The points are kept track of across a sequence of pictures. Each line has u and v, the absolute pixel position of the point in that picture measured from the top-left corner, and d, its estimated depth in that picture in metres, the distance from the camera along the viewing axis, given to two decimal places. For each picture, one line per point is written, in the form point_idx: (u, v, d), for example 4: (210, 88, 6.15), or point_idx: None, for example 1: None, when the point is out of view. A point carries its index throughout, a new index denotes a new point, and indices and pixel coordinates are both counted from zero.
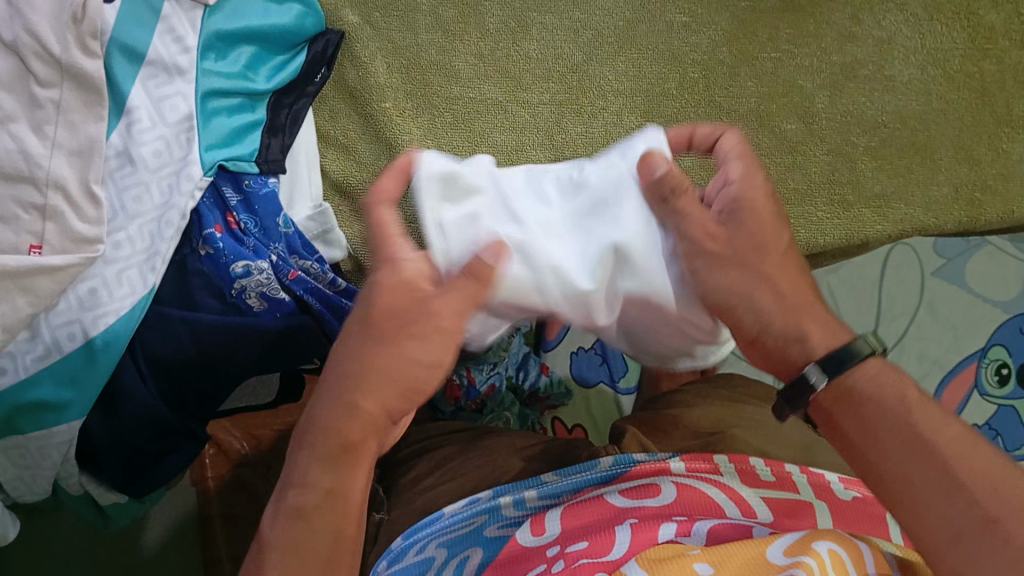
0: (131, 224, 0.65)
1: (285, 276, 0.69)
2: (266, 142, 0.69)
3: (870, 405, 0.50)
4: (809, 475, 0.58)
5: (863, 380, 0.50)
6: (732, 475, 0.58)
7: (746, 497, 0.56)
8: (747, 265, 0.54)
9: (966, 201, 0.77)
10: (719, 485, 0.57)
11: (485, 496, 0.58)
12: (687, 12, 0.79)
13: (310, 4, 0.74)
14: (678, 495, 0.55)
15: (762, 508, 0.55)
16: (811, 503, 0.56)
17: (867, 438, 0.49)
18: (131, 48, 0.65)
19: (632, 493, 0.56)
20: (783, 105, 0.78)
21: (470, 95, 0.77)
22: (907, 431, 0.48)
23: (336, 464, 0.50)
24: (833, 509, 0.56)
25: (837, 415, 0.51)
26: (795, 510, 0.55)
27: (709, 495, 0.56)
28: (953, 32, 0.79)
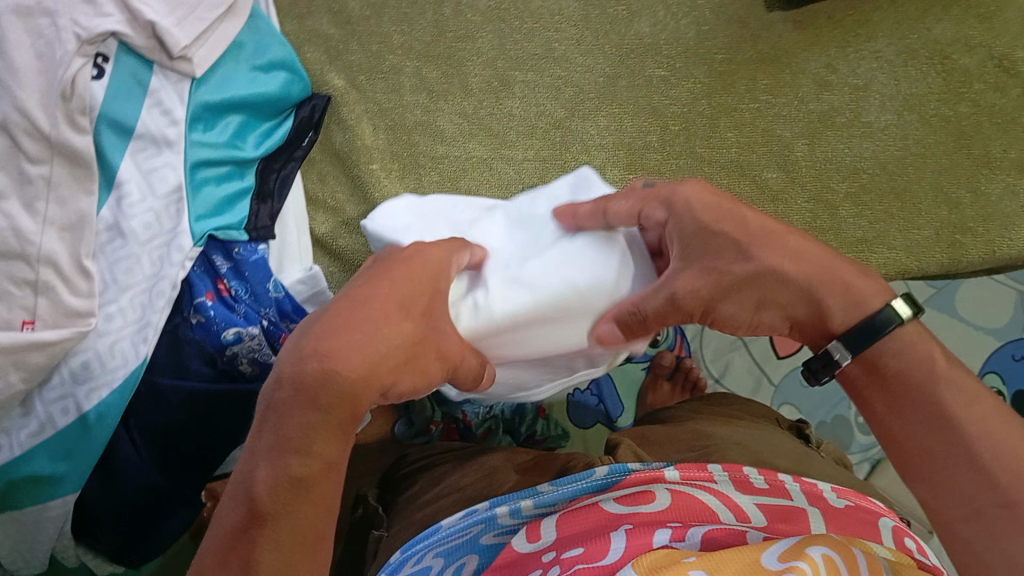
0: (123, 296, 0.65)
1: (278, 341, 0.70)
2: (254, 209, 0.71)
3: (897, 375, 0.51)
4: (802, 483, 0.59)
5: (890, 355, 0.52)
6: (726, 482, 0.59)
7: (739, 504, 0.57)
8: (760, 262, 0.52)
9: (947, 243, 0.79)
10: (715, 491, 0.58)
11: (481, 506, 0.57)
12: (665, 66, 0.80)
13: (296, 71, 0.75)
14: (673, 501, 0.57)
15: (755, 512, 0.56)
16: (804, 511, 0.57)
17: (888, 406, 0.51)
18: (120, 123, 0.65)
19: (625, 500, 0.56)
20: (763, 154, 0.79)
21: (455, 150, 0.78)
22: (933, 408, 0.49)
23: (335, 426, 0.41)
24: (826, 514, 0.57)
25: (861, 391, 0.53)
26: (791, 514, 0.56)
27: (705, 500, 0.57)
28: (927, 78, 0.81)
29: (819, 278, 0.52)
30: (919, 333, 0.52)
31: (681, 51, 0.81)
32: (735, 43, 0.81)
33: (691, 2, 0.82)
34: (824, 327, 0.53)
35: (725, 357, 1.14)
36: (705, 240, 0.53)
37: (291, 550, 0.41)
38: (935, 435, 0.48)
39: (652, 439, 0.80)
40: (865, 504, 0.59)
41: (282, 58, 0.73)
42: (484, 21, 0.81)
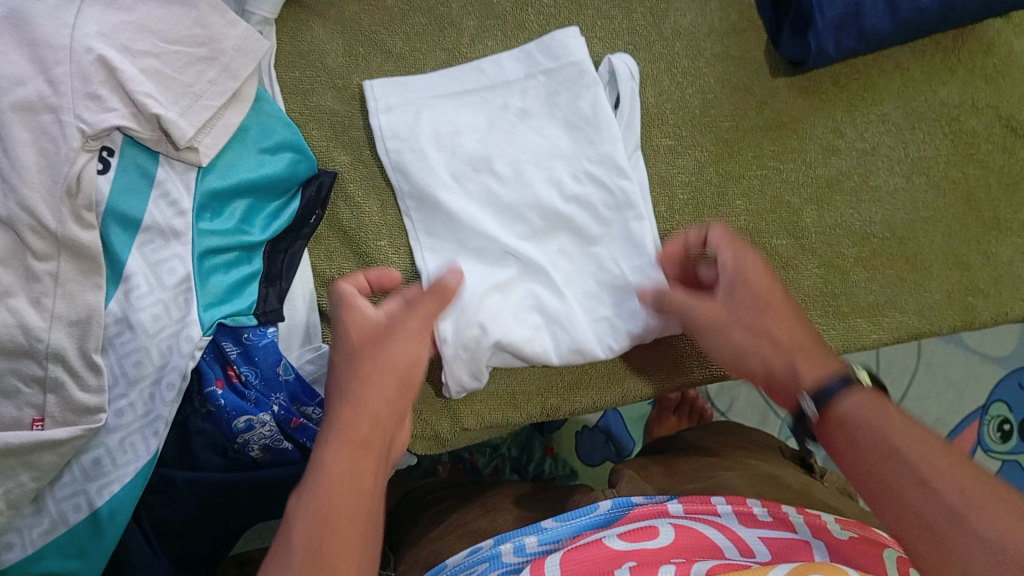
0: (132, 390, 0.65)
1: (288, 426, 0.70)
2: (262, 294, 0.69)
3: (863, 423, 0.50)
4: (804, 516, 0.61)
5: (852, 405, 0.52)
6: (730, 515, 0.61)
7: (743, 538, 0.57)
8: (751, 325, 0.60)
9: (959, 306, 0.79)
10: (718, 526, 0.59)
11: (487, 546, 0.62)
12: (671, 136, 0.80)
13: (303, 150, 0.73)
14: (676, 536, 0.56)
15: (760, 548, 0.56)
16: (806, 542, 0.57)
17: (851, 453, 0.50)
18: (127, 217, 0.64)
19: (628, 536, 0.56)
20: (771, 222, 0.79)
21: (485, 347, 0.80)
22: (882, 446, 0.48)
23: (352, 448, 0.51)
24: (828, 546, 0.58)
25: (830, 434, 0.53)
26: (793, 545, 0.56)
27: (709, 534, 0.57)
28: (936, 140, 0.81)
29: (790, 351, 0.59)
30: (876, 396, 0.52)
31: (688, 120, 0.80)
32: (742, 110, 0.80)
33: (696, 70, 0.81)
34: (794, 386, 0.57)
35: (730, 392, 1.14)
36: (740, 285, 0.62)
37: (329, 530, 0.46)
38: (910, 492, 0.45)
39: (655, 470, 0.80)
40: (868, 535, 0.61)
41: (289, 139, 0.73)
42: None
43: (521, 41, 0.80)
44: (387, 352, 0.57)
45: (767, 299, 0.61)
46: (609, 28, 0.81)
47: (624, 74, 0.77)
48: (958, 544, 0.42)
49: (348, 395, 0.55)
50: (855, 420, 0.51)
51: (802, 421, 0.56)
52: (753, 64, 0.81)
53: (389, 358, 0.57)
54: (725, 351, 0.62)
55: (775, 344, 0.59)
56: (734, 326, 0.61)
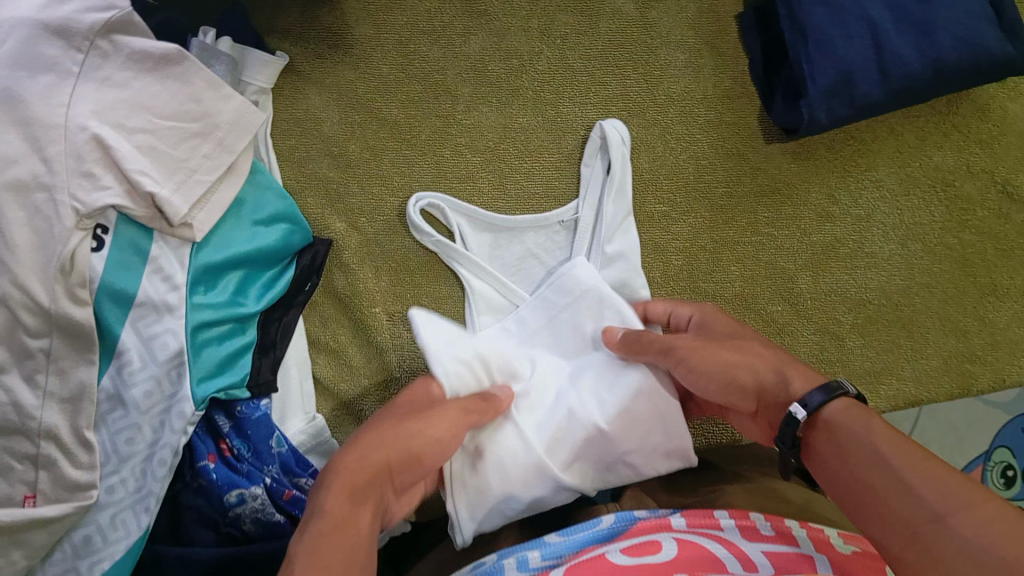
0: (123, 466, 0.65)
1: (278, 498, 0.68)
2: (256, 365, 0.70)
3: (844, 434, 0.48)
4: (808, 530, 0.53)
5: (839, 414, 0.49)
6: (733, 530, 0.54)
7: (748, 553, 0.50)
8: (738, 346, 0.58)
9: (957, 372, 0.78)
10: (721, 540, 0.52)
11: (490, 561, 0.55)
12: (665, 202, 0.80)
13: (298, 221, 0.75)
14: (679, 550, 0.50)
15: (763, 561, 0.49)
16: (810, 556, 0.49)
17: (843, 467, 0.47)
18: (120, 292, 0.64)
19: (633, 551, 0.51)
20: (766, 288, 0.78)
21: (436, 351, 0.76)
22: (869, 452, 0.46)
23: (353, 494, 0.48)
24: (833, 560, 0.49)
25: (823, 450, 0.49)
26: (797, 559, 0.49)
27: (711, 548, 0.50)
28: (930, 207, 0.81)
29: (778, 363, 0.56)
30: (856, 409, 0.49)
31: (681, 186, 0.80)
32: (735, 176, 0.80)
33: (689, 136, 0.81)
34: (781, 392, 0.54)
35: None
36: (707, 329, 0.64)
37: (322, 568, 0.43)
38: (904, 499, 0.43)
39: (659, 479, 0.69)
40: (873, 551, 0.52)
41: (281, 211, 0.73)
42: (483, 160, 0.80)
43: (516, 107, 0.81)
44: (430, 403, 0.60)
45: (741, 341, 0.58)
46: (603, 93, 0.81)
47: (616, 141, 0.77)
48: (939, 542, 0.40)
49: (358, 445, 0.52)
50: (844, 435, 0.48)
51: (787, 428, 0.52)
52: (746, 130, 0.81)
53: (423, 431, 0.54)
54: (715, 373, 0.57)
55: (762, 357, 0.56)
56: (717, 346, 0.58)
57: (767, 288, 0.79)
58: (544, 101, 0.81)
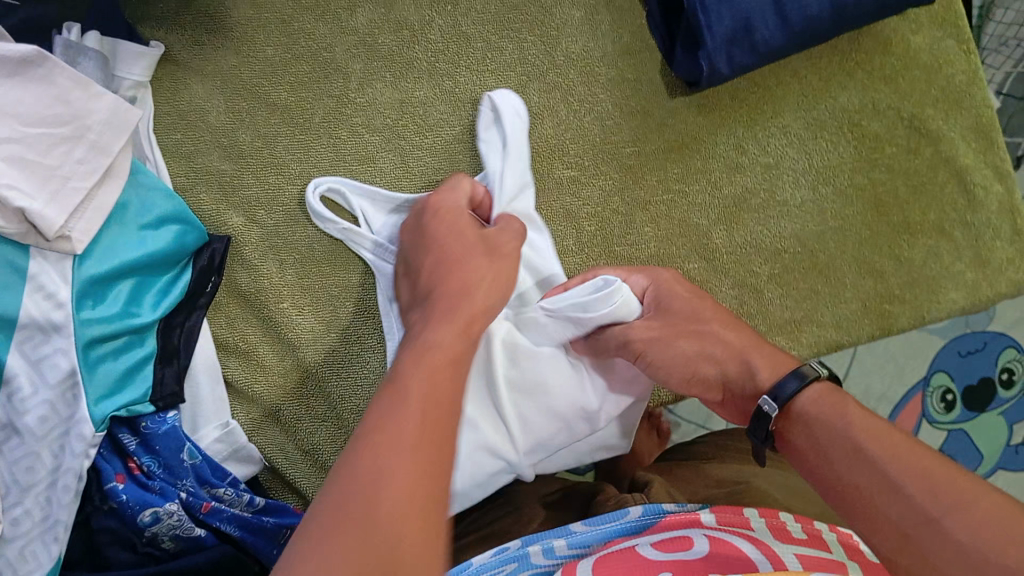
0: (26, 497, 0.62)
1: (198, 511, 0.66)
2: (159, 376, 0.67)
3: (818, 424, 0.52)
4: (838, 534, 0.56)
5: (806, 401, 0.53)
6: (763, 530, 0.55)
7: (777, 552, 0.50)
8: (702, 333, 0.61)
9: (876, 314, 0.78)
10: (753, 539, 0.52)
11: (513, 546, 0.59)
12: (574, 165, 0.78)
13: (188, 220, 0.71)
14: (710, 546, 0.51)
15: (792, 560, 0.49)
16: (842, 562, 0.50)
17: (817, 453, 0.51)
18: (2, 317, 0.61)
19: (660, 547, 0.52)
20: (682, 245, 0.77)
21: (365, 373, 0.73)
22: (847, 444, 0.49)
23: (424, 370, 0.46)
24: (863, 568, 0.51)
25: (790, 436, 0.54)
26: (832, 563, 0.49)
27: (743, 547, 0.51)
28: (840, 148, 0.80)
29: (747, 349, 0.59)
30: (828, 389, 0.53)
31: (589, 148, 0.78)
32: (642, 134, 0.78)
33: (593, 97, 0.79)
34: (749, 384, 0.58)
35: None
36: (662, 307, 0.65)
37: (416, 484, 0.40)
38: (887, 495, 0.46)
39: (684, 477, 0.74)
40: None
41: (171, 212, 0.70)
42: (381, 139, 0.77)
43: (411, 81, 0.78)
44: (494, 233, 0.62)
45: (701, 326, 0.62)
46: (500, 59, 0.78)
47: (509, 109, 0.75)
48: (929, 544, 0.43)
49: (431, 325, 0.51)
50: (816, 418, 0.52)
51: (759, 421, 0.55)
52: (650, 86, 0.79)
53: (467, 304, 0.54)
54: (675, 366, 0.62)
55: (725, 346, 0.60)
56: (678, 335, 0.62)
57: (683, 244, 0.77)
58: (439, 71, 0.78)
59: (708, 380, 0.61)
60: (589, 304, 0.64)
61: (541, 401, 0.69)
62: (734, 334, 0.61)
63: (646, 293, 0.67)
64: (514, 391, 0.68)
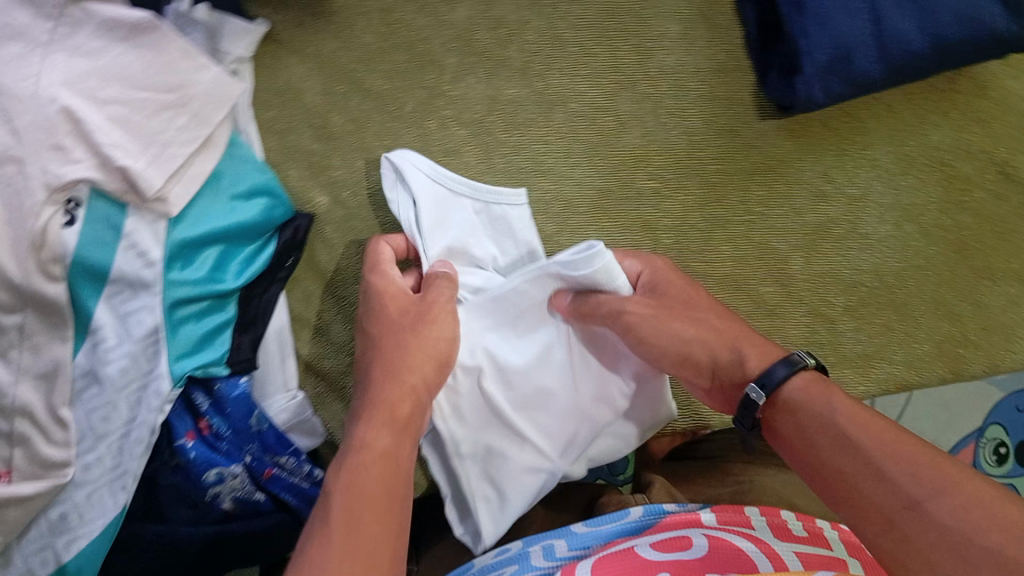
0: (100, 444, 0.64)
1: (261, 476, 0.69)
2: (236, 342, 0.69)
3: (805, 415, 0.51)
4: (837, 532, 0.57)
5: (793, 390, 0.53)
6: (764, 528, 0.55)
7: (776, 550, 0.51)
8: (691, 317, 0.62)
9: (949, 357, 0.77)
10: (752, 539, 0.53)
11: (515, 546, 0.60)
12: (656, 177, 0.78)
13: (278, 194, 0.72)
14: (709, 545, 0.51)
15: (793, 560, 0.50)
16: (843, 560, 0.51)
17: (804, 444, 0.50)
18: (95, 269, 0.63)
19: (660, 547, 0.52)
20: (758, 268, 0.77)
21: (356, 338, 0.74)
22: (832, 431, 0.49)
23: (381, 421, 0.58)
24: (864, 566, 0.53)
25: (777, 424, 0.53)
26: (831, 561, 0.50)
27: (741, 544, 0.51)
28: (927, 187, 0.79)
29: (735, 337, 0.59)
30: (812, 379, 0.53)
31: (673, 162, 0.78)
32: (728, 153, 0.78)
33: (682, 111, 0.79)
34: (737, 373, 0.57)
35: None
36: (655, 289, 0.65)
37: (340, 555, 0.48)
38: (872, 488, 0.45)
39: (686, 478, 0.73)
40: None
41: (262, 184, 0.71)
42: (468, 133, 0.78)
43: (503, 79, 0.78)
44: (422, 334, 0.63)
45: (697, 311, 0.62)
46: (593, 65, 0.79)
47: (412, 166, 0.71)
48: (915, 527, 0.42)
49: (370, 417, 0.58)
50: (801, 408, 0.51)
51: (747, 411, 0.55)
52: (741, 105, 0.79)
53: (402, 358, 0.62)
54: (670, 348, 0.60)
55: (718, 334, 0.60)
56: (671, 318, 0.62)
57: (758, 266, 0.77)
58: (532, 72, 0.79)
59: (698, 364, 0.60)
60: (571, 264, 0.63)
61: (533, 404, 0.67)
62: (724, 322, 0.62)
63: (642, 278, 0.67)
64: (517, 407, 0.67)
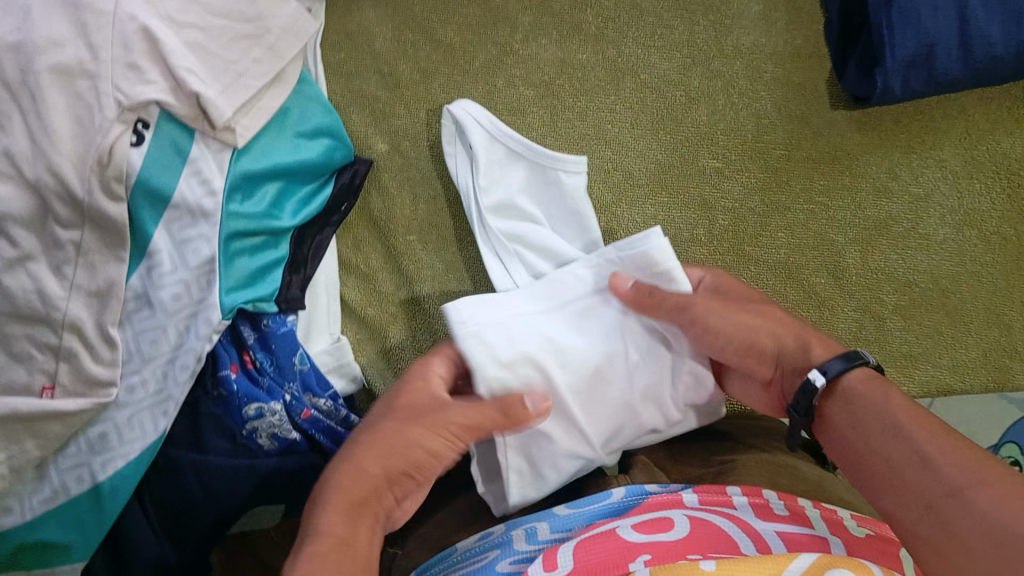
0: (145, 368, 0.64)
1: (297, 415, 0.68)
2: (286, 280, 0.69)
3: (860, 402, 0.50)
4: (821, 511, 0.52)
5: (854, 381, 0.51)
6: (745, 509, 0.52)
7: (759, 531, 0.49)
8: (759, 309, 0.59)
9: (996, 366, 0.76)
10: (732, 518, 0.51)
11: (497, 531, 0.55)
12: (719, 157, 0.77)
13: (340, 137, 0.72)
14: (691, 529, 0.49)
15: (776, 540, 0.48)
16: (824, 539, 0.48)
17: (857, 434, 0.49)
18: (156, 193, 0.63)
19: (643, 528, 0.49)
20: (812, 259, 0.76)
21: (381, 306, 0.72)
22: (886, 421, 0.47)
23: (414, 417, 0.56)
24: (850, 544, 0.49)
25: (832, 420, 0.52)
26: (812, 540, 0.48)
27: (722, 527, 0.49)
28: (992, 194, 0.78)
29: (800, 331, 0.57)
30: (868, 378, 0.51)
31: (739, 143, 0.77)
32: (795, 139, 0.77)
33: (754, 92, 0.78)
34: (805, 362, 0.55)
35: None
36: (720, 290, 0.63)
37: (332, 559, 0.45)
38: (918, 483, 0.43)
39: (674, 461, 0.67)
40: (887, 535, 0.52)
41: (326, 125, 0.71)
42: (536, 95, 0.77)
43: (576, 43, 0.78)
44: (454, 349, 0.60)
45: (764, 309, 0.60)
46: (668, 38, 0.79)
47: (473, 121, 0.72)
48: (957, 515, 0.40)
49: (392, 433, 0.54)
50: (859, 400, 0.50)
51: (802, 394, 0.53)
52: (813, 92, 0.78)
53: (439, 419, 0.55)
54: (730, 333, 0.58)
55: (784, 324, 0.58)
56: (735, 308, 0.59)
57: (812, 255, 0.76)
58: (606, 39, 0.78)
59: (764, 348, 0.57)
60: (626, 246, 0.65)
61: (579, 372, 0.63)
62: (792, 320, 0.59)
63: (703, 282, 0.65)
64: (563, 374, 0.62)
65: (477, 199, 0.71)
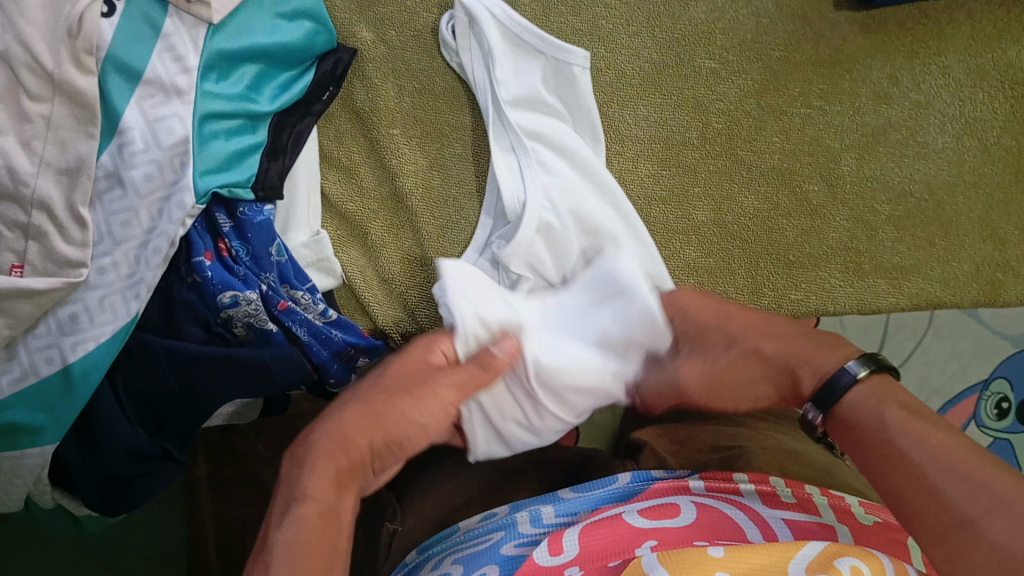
0: (116, 249, 0.62)
1: (275, 308, 0.67)
2: (264, 167, 0.66)
3: (867, 416, 0.50)
4: (828, 497, 0.52)
5: (863, 394, 0.51)
6: (752, 496, 0.52)
7: (766, 519, 0.48)
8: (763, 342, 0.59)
9: (987, 281, 0.75)
10: (740, 506, 0.50)
11: (501, 512, 0.55)
12: (715, 57, 0.74)
13: (322, 21, 0.70)
14: (697, 515, 0.48)
15: (783, 529, 0.47)
16: (831, 526, 0.48)
17: (866, 457, 0.49)
18: (128, 67, 0.61)
19: (649, 515, 0.49)
20: (806, 164, 0.74)
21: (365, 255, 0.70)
22: (894, 448, 0.47)
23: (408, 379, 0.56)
24: (856, 533, 0.48)
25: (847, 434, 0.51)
26: (819, 529, 0.47)
27: (731, 515, 0.49)
28: (994, 103, 0.75)
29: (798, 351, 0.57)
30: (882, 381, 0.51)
31: (736, 43, 0.74)
32: (794, 40, 0.75)
33: None
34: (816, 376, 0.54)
35: None
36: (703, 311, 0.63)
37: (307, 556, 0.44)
38: (928, 509, 0.43)
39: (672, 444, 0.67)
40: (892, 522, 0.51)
41: (309, 8, 0.69)
42: None
43: None
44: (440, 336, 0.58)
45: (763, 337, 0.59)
46: None
47: (487, 12, 0.70)
48: (969, 547, 0.41)
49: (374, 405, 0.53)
50: (865, 419, 0.50)
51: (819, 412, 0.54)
52: None
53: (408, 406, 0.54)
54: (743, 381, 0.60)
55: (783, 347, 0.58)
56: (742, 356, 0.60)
57: (808, 162, 0.74)
58: None
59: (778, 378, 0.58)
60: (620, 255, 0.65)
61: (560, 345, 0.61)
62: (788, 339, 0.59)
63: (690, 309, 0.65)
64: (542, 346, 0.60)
65: (496, 91, 0.70)
